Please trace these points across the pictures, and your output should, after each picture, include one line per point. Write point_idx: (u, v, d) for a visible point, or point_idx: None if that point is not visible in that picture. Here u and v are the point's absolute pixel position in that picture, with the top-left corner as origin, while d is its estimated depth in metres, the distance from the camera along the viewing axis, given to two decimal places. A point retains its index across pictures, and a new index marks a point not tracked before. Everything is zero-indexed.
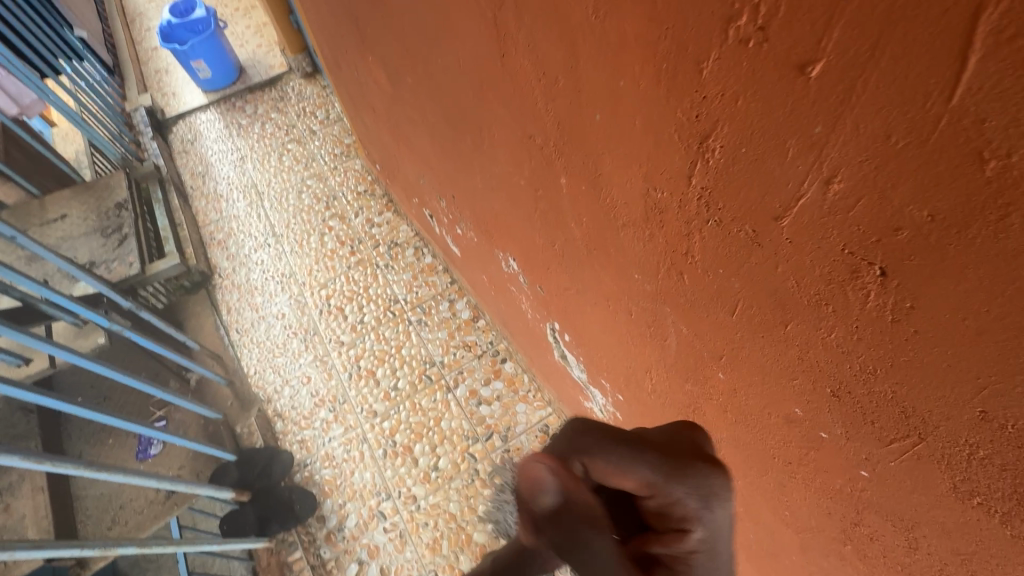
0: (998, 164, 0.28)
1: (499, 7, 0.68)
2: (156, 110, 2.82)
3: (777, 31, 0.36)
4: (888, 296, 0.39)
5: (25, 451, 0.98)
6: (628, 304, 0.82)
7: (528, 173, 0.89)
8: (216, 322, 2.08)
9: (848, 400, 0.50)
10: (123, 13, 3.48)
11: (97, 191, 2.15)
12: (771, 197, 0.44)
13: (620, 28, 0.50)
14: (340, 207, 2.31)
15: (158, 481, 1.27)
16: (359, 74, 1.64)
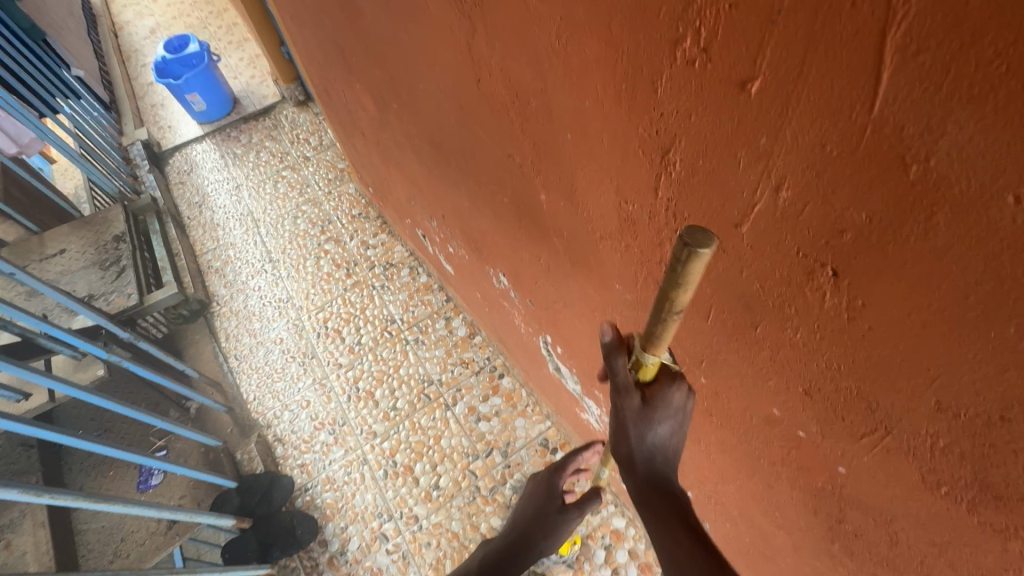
0: (919, 167, 0.31)
1: (471, 35, 0.71)
2: (152, 143, 2.87)
3: (717, 52, 0.38)
4: (842, 295, 0.41)
5: (24, 485, 0.98)
6: (613, 314, 0.84)
7: (511, 191, 0.92)
8: (215, 349, 2.10)
9: (818, 398, 0.51)
10: (119, 51, 3.57)
11: (95, 226, 2.18)
12: (729, 206, 0.47)
13: (581, 53, 0.52)
14: (335, 230, 2.35)
15: (158, 510, 1.26)
16: (348, 102, 1.68)
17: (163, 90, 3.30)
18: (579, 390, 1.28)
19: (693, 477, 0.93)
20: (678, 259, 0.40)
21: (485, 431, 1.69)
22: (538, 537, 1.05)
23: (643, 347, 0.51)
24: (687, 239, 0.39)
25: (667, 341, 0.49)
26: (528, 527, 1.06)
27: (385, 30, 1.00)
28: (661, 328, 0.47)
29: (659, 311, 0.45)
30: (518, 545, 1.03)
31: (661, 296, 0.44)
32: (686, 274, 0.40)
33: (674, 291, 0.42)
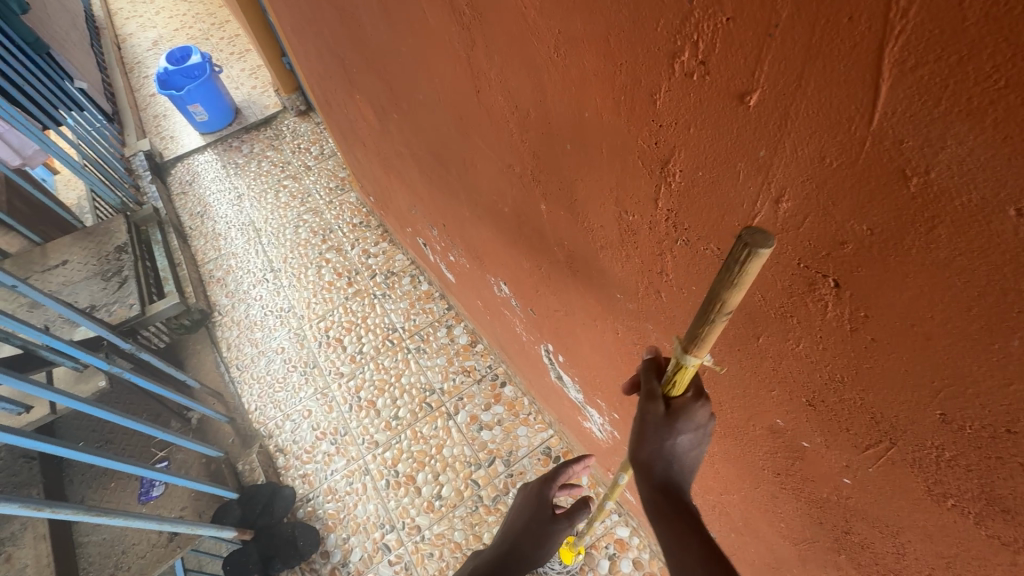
0: (919, 180, 0.30)
1: (471, 47, 0.72)
2: (154, 154, 2.89)
3: (715, 65, 0.38)
4: (844, 306, 0.41)
5: (25, 498, 0.97)
6: (614, 323, 0.84)
7: (511, 201, 0.92)
8: (217, 358, 2.10)
9: (822, 409, 0.51)
10: (122, 63, 3.61)
11: (97, 237, 2.19)
12: (729, 216, 0.47)
13: (580, 66, 0.53)
14: (336, 239, 2.36)
15: (160, 522, 1.26)
16: (349, 112, 1.69)
17: (165, 102, 3.32)
18: (581, 398, 1.28)
19: (697, 487, 0.92)
20: (736, 259, 0.36)
21: (487, 439, 1.69)
22: (530, 546, 0.95)
23: (683, 348, 0.48)
24: (745, 237, 0.36)
25: (711, 344, 0.45)
26: (519, 537, 0.96)
27: (384, 41, 1.01)
28: (706, 328, 0.44)
29: (707, 310, 0.42)
30: (510, 553, 0.93)
31: (711, 295, 0.41)
32: (742, 276, 0.37)
33: (726, 290, 0.39)
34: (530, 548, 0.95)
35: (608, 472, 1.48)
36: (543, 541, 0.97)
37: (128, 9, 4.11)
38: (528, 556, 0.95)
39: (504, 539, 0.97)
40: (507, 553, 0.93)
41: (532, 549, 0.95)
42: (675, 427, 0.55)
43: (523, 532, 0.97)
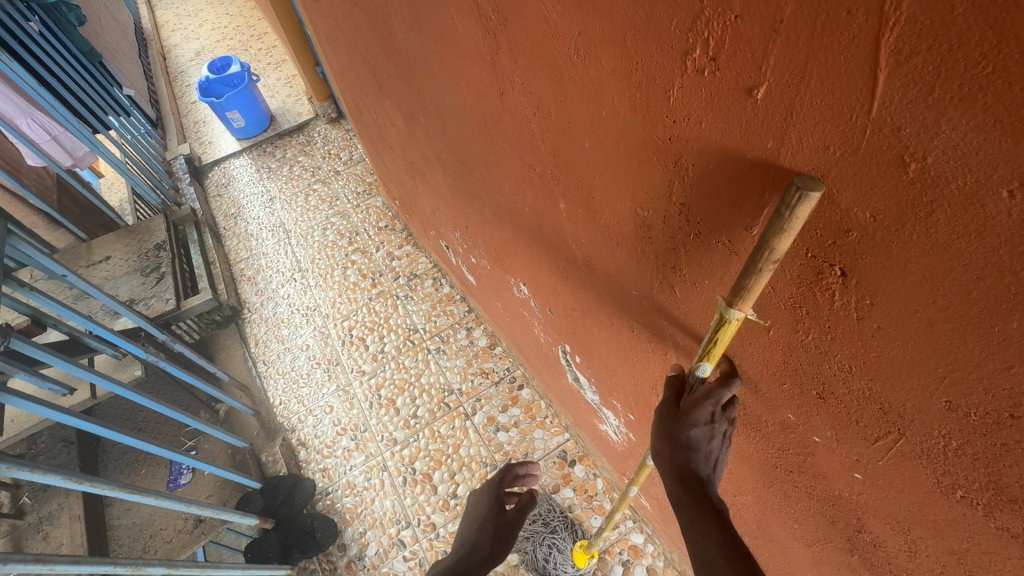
0: (917, 165, 0.32)
1: (495, 51, 0.75)
2: (193, 158, 3.03)
3: (725, 59, 0.40)
4: (850, 295, 0.42)
5: (67, 472, 1.03)
6: (630, 321, 0.85)
7: (532, 201, 0.95)
8: (245, 354, 2.17)
9: (832, 401, 0.52)
10: (166, 72, 3.81)
11: (138, 234, 2.30)
12: (739, 210, 0.48)
13: (599, 67, 0.55)
14: (362, 242, 2.43)
15: (187, 505, 1.31)
16: (377, 117, 1.74)
17: (205, 109, 3.48)
18: (597, 400, 1.28)
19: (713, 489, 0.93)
20: (786, 203, 0.38)
21: (504, 441, 1.70)
22: (491, 540, 1.01)
23: (726, 303, 0.49)
24: (797, 181, 0.37)
25: (756, 295, 0.46)
26: (480, 534, 1.03)
27: (414, 48, 1.05)
28: (753, 278, 0.44)
29: (753, 259, 0.43)
30: (472, 552, 0.98)
31: (759, 243, 0.42)
32: (792, 222, 0.38)
33: (776, 237, 0.40)
34: (492, 542, 1.01)
35: (622, 477, 1.48)
36: (506, 536, 1.03)
37: (174, 21, 4.34)
38: (492, 556, 0.99)
39: (465, 541, 1.03)
40: (468, 555, 0.98)
41: (493, 546, 1.01)
42: (686, 419, 0.60)
43: (485, 535, 1.02)
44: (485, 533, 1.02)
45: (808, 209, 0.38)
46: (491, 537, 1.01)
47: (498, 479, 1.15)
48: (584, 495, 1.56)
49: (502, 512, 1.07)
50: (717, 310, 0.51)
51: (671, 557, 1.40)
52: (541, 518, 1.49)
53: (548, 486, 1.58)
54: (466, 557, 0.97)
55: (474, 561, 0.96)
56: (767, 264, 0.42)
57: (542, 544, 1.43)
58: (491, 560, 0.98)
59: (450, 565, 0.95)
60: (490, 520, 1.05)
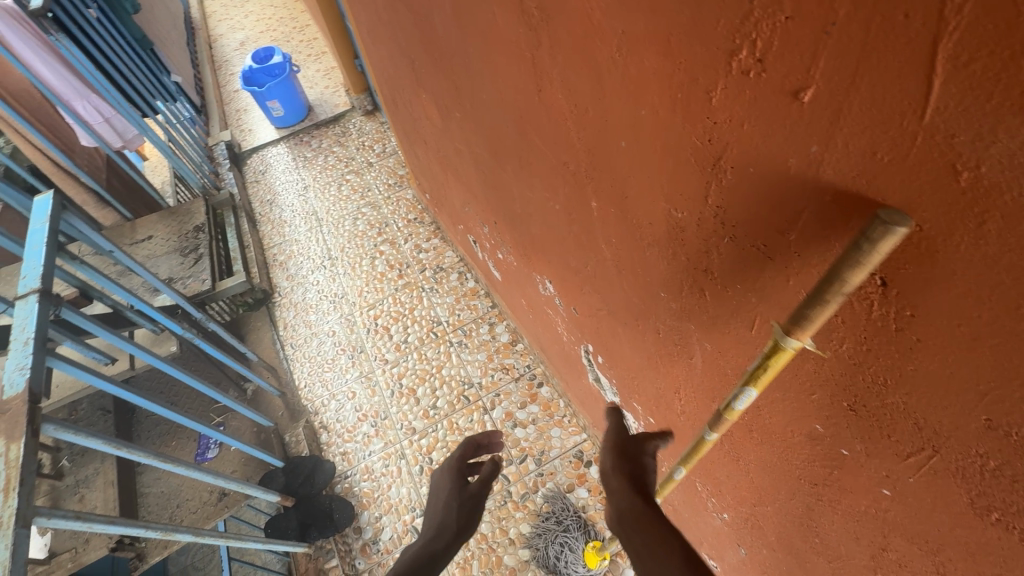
0: (970, 175, 0.31)
1: (535, 47, 0.75)
2: (234, 145, 3.14)
3: (772, 62, 0.40)
4: (890, 304, 0.41)
5: (106, 437, 1.09)
6: (657, 323, 0.85)
7: (563, 199, 0.95)
8: (274, 336, 2.24)
9: (864, 414, 0.51)
10: (212, 61, 3.94)
11: (179, 216, 2.39)
12: (777, 215, 0.48)
13: (640, 65, 0.55)
14: (391, 233, 2.46)
15: (214, 477, 1.35)
16: (413, 110, 1.77)
17: (247, 98, 3.59)
18: (618, 402, 1.28)
19: (732, 497, 0.92)
20: (867, 236, 0.36)
21: (521, 437, 1.71)
22: (458, 515, 0.89)
23: (782, 331, 0.45)
24: (882, 215, 0.36)
25: (818, 325, 0.43)
26: (446, 513, 0.90)
27: (454, 42, 1.07)
28: (817, 308, 0.41)
29: (821, 288, 0.40)
30: (438, 532, 0.85)
31: (830, 274, 0.39)
32: (870, 257, 0.36)
33: (850, 270, 0.37)
34: (461, 516, 0.90)
35: None
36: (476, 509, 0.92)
37: (222, 11, 4.48)
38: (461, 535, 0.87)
39: (429, 523, 0.89)
40: (432, 539, 0.84)
41: (461, 521, 0.89)
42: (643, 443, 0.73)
43: (453, 516, 0.89)
44: (450, 512, 0.90)
45: (891, 245, 0.36)
46: (461, 514, 0.89)
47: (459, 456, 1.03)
48: (599, 496, 1.56)
49: (465, 486, 0.96)
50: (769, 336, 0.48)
51: None
52: (555, 517, 1.53)
53: (562, 485, 1.59)
54: (432, 541, 0.84)
55: (441, 544, 0.83)
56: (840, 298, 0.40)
57: (554, 541, 1.49)
58: (461, 537, 0.86)
59: (411, 554, 0.81)
60: (454, 497, 0.93)
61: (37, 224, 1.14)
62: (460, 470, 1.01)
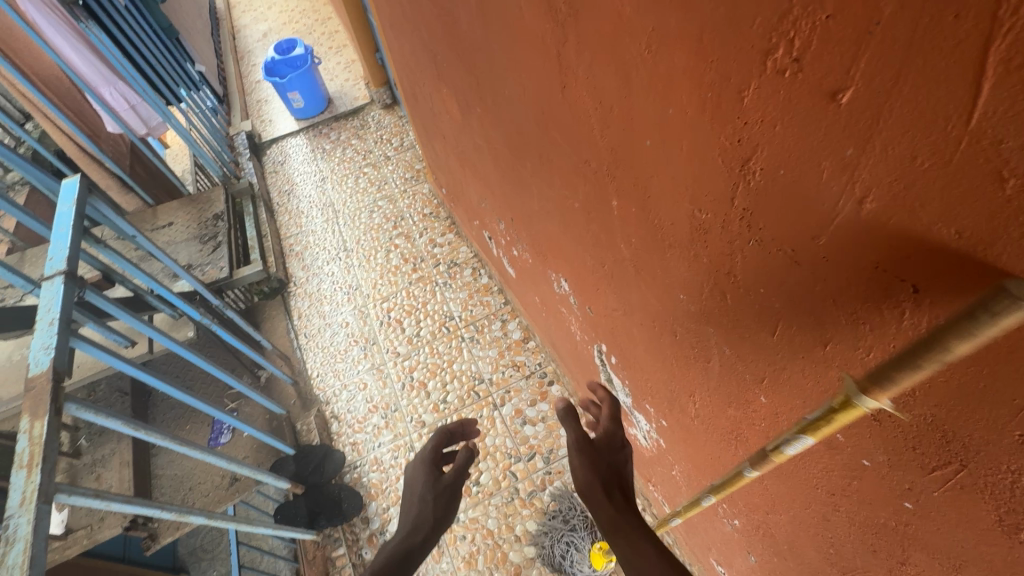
0: (1016, 183, 0.30)
1: (562, 44, 0.75)
2: (254, 135, 3.17)
3: (810, 62, 0.39)
4: (923, 314, 0.40)
5: (125, 418, 1.11)
6: (674, 325, 0.84)
7: (583, 198, 0.94)
8: (288, 325, 2.26)
9: (888, 424, 0.50)
10: (235, 51, 3.99)
11: (199, 204, 2.43)
12: (806, 218, 0.47)
13: (670, 64, 0.54)
14: (407, 226, 2.47)
15: (227, 461, 1.37)
16: (433, 104, 1.77)
17: (268, 88, 3.63)
18: (629, 403, 1.27)
19: (744, 504, 0.91)
20: (987, 309, 0.32)
21: (530, 435, 1.72)
22: (435, 507, 0.95)
23: (858, 388, 0.44)
24: (1010, 288, 0.32)
25: (904, 388, 0.41)
26: (422, 506, 0.96)
27: (478, 37, 1.06)
28: (908, 374, 0.40)
29: (916, 353, 0.38)
30: (416, 527, 0.91)
31: (931, 341, 0.37)
32: (986, 330, 0.33)
33: (957, 339, 0.35)
34: (438, 509, 0.96)
35: (645, 483, 1.46)
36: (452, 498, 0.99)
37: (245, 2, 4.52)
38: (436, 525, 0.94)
39: (406, 516, 0.95)
40: (409, 534, 0.90)
41: (437, 512, 0.95)
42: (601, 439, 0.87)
43: (431, 508, 0.95)
44: (426, 505, 0.95)
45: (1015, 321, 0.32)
46: (439, 506, 0.96)
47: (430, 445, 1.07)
48: None
49: (440, 476, 1.01)
50: (839, 390, 0.48)
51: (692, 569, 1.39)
52: (561, 516, 1.53)
53: (570, 484, 1.59)
54: (409, 536, 0.90)
55: (418, 539, 0.89)
56: (940, 364, 0.37)
57: (560, 540, 1.48)
58: (438, 529, 0.93)
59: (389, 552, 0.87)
60: (430, 490, 0.98)
61: (64, 206, 1.16)
62: (433, 460, 1.05)
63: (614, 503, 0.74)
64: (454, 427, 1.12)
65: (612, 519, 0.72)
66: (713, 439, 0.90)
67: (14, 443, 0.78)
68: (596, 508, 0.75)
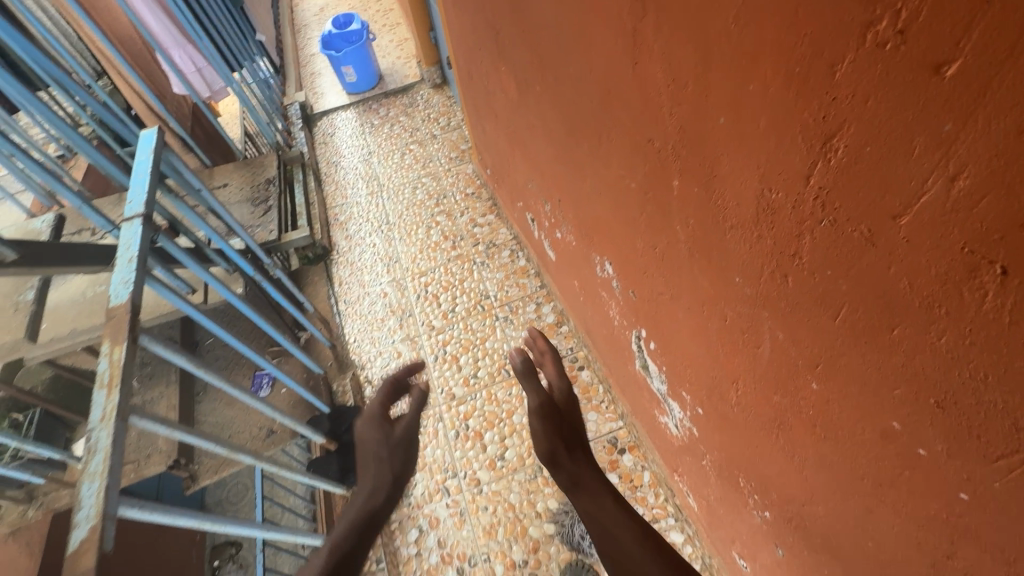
0: None
1: (639, 19, 0.75)
2: (306, 106, 3.26)
3: (915, 34, 0.39)
4: (1007, 296, 0.40)
5: (188, 357, 1.18)
6: (725, 310, 0.84)
7: (640, 177, 0.95)
8: (329, 291, 2.34)
9: (952, 412, 0.49)
10: (292, 24, 4.09)
11: (253, 167, 2.52)
12: (889, 198, 0.47)
13: (758, 37, 0.54)
14: (449, 205, 2.51)
15: (272, 410, 1.44)
16: (488, 83, 1.79)
17: (322, 62, 3.71)
18: (664, 390, 1.27)
19: (777, 495, 0.91)
20: None
21: None
22: (392, 461, 1.01)
23: None
24: None
25: None
26: (378, 463, 1.00)
27: (546, 12, 1.07)
28: None
29: None
30: (376, 488, 0.94)
31: None
32: None
33: None
34: (395, 464, 1.01)
35: (671, 474, 1.47)
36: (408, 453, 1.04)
37: None
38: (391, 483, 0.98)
39: (364, 477, 0.98)
40: (369, 496, 0.92)
41: (397, 468, 1.00)
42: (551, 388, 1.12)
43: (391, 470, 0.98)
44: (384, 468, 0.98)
45: None
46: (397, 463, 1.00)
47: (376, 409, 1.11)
48: (629, 484, 1.58)
49: (392, 430, 1.06)
50: None
51: (710, 562, 1.41)
52: None
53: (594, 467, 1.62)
54: (370, 499, 0.92)
55: (380, 503, 0.92)
56: None
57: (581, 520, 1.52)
58: (399, 481, 0.98)
59: (356, 514, 0.88)
60: (384, 446, 1.03)
61: (142, 155, 1.24)
62: (380, 415, 1.09)
63: (573, 464, 0.92)
64: (397, 377, 1.19)
65: (576, 478, 0.89)
66: (752, 427, 0.90)
67: (97, 364, 0.84)
68: (559, 472, 0.92)
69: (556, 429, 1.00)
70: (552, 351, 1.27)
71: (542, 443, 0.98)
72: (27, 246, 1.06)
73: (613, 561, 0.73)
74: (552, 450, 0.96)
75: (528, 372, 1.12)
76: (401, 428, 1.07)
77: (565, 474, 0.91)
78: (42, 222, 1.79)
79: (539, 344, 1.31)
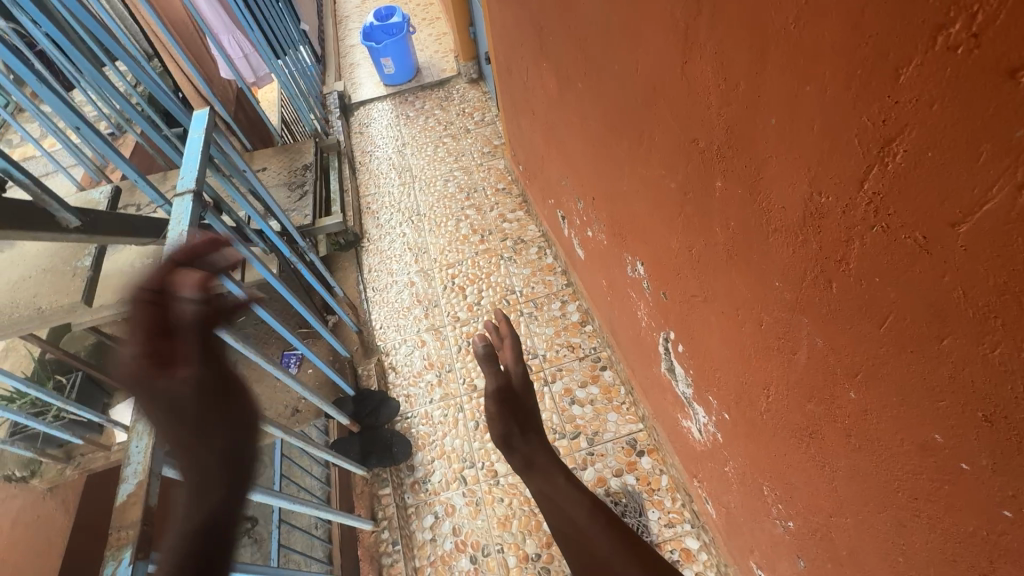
0: None
1: (692, 18, 0.75)
2: (344, 96, 3.32)
3: (989, 38, 0.38)
4: None
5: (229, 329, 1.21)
6: (760, 314, 0.83)
7: (681, 178, 0.95)
8: (357, 277, 2.38)
9: (1000, 427, 0.48)
10: (334, 16, 4.17)
11: (291, 153, 2.58)
12: (949, 203, 0.46)
13: (819, 37, 0.54)
14: (479, 199, 2.53)
15: (301, 387, 1.47)
16: (528, 79, 1.80)
17: (361, 53, 3.77)
18: (689, 394, 1.27)
19: (803, 505, 0.90)
20: None
21: (577, 414, 1.74)
22: (218, 437, 0.71)
23: None
24: None
25: None
26: (193, 450, 0.69)
27: (595, 10, 1.08)
28: None
29: None
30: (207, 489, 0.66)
31: None
32: None
33: None
34: (224, 441, 0.71)
35: (690, 479, 1.47)
36: (229, 410, 0.74)
37: None
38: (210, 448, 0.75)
39: (188, 472, 0.68)
40: (201, 502, 0.65)
41: (229, 443, 0.71)
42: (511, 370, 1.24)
43: (212, 447, 0.69)
44: (200, 451, 0.69)
45: None
46: (218, 437, 0.71)
47: (131, 367, 0.73)
48: (646, 487, 1.57)
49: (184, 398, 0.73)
50: None
51: (726, 571, 1.40)
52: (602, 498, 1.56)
53: (612, 468, 1.62)
54: (203, 505, 0.65)
55: (218, 500, 0.66)
56: None
57: None
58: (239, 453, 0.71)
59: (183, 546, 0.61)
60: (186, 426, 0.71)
61: (195, 134, 1.29)
62: (153, 381, 0.72)
63: (527, 447, 1.07)
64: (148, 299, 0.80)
65: (529, 458, 1.04)
66: (781, 435, 0.89)
67: None
68: (512, 454, 1.07)
69: (511, 415, 1.15)
70: (512, 337, 1.33)
71: (498, 426, 1.14)
72: (88, 214, 1.12)
73: (558, 522, 0.89)
74: (505, 433, 1.12)
75: (488, 358, 1.20)
76: (182, 377, 0.74)
77: (518, 456, 1.06)
78: (99, 193, 1.86)
79: (500, 329, 1.36)
